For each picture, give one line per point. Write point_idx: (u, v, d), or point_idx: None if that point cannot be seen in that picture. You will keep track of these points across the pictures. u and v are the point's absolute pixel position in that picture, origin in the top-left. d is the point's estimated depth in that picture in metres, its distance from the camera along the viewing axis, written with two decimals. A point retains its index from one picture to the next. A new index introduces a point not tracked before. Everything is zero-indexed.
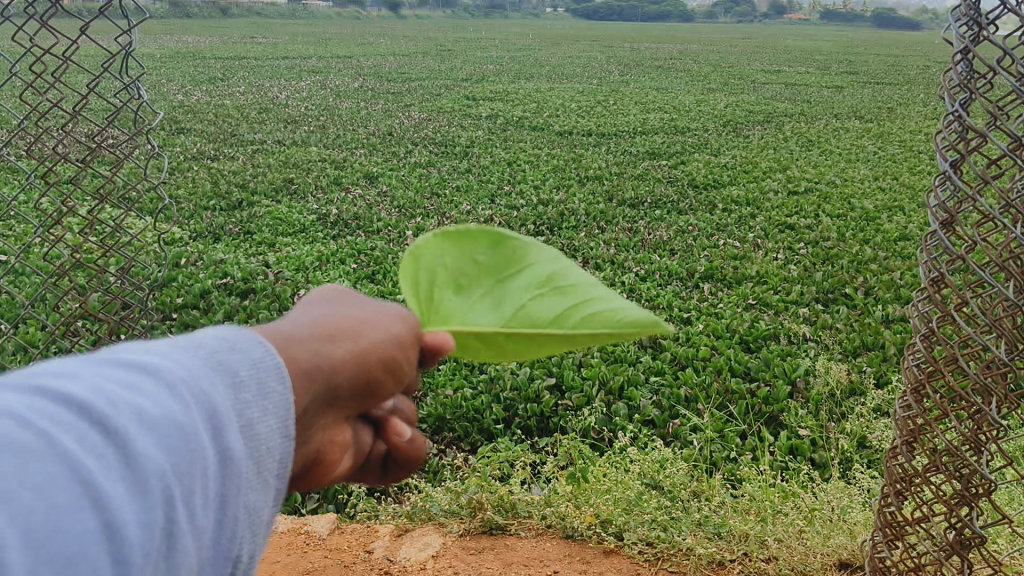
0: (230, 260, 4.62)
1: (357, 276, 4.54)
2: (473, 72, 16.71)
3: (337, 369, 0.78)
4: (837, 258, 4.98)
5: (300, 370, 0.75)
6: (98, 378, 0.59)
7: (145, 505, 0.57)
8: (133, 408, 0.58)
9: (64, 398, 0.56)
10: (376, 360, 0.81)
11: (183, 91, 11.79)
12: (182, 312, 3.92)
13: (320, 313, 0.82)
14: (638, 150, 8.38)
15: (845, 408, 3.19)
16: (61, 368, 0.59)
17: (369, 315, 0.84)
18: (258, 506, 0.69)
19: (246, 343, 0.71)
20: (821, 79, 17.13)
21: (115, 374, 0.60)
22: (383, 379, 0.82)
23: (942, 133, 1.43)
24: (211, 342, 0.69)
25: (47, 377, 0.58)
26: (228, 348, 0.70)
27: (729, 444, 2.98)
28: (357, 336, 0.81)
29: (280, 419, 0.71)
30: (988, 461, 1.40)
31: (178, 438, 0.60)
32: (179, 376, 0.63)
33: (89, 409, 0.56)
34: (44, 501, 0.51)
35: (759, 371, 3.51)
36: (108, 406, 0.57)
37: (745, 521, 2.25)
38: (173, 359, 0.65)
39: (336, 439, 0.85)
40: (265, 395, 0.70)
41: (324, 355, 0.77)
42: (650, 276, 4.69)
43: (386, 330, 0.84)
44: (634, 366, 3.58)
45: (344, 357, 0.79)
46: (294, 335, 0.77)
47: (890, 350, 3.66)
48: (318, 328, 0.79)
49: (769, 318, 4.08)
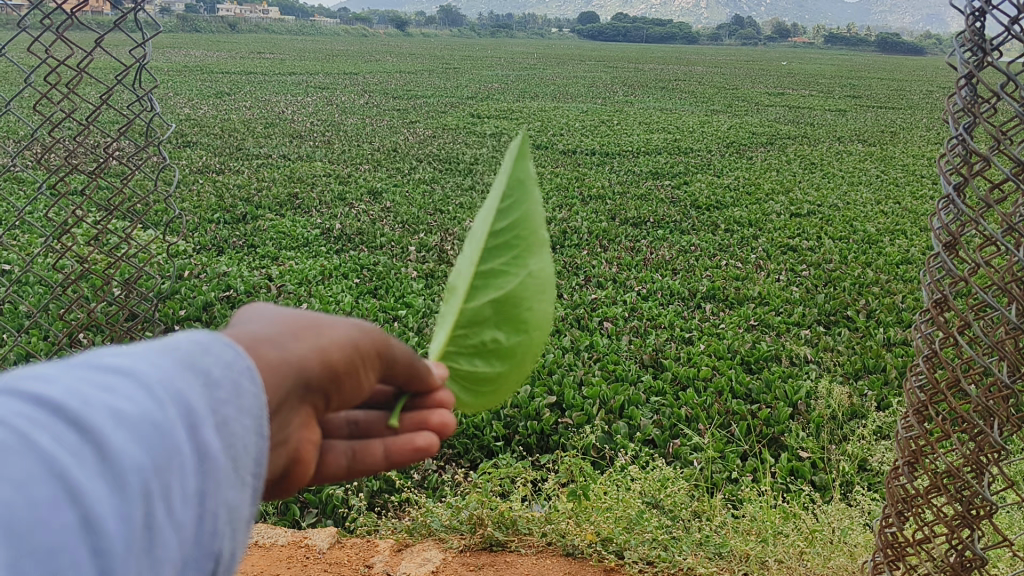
0: (234, 273, 4.64)
1: (360, 290, 4.56)
2: (478, 90, 16.77)
3: (305, 363, 0.71)
4: (839, 280, 5.00)
5: (269, 367, 0.68)
6: (73, 378, 0.53)
7: (124, 501, 0.52)
8: (109, 407, 0.53)
9: (37, 399, 0.50)
10: (337, 356, 0.75)
11: (191, 104, 11.87)
12: (185, 324, 3.94)
13: (278, 312, 0.76)
14: (641, 170, 8.41)
15: (845, 431, 3.19)
16: (33, 372, 0.53)
17: (325, 316, 0.78)
18: (237, 506, 0.62)
19: (217, 346, 0.64)
20: (822, 103, 17.21)
21: (88, 374, 0.54)
22: (345, 377, 0.76)
23: (947, 156, 1.44)
24: (182, 343, 0.62)
25: (18, 380, 0.52)
26: (201, 350, 0.63)
27: (730, 464, 2.98)
28: (317, 332, 0.74)
29: (254, 417, 0.65)
30: (990, 483, 1.39)
31: (158, 436, 0.55)
32: (154, 375, 0.57)
33: (62, 407, 0.51)
34: (24, 498, 0.46)
35: (760, 393, 3.50)
36: (82, 405, 0.51)
37: (746, 541, 2.25)
38: (147, 358, 0.58)
39: (310, 437, 0.78)
40: (240, 395, 0.64)
41: (287, 350, 0.71)
42: (651, 295, 4.71)
43: (344, 326, 0.78)
44: (634, 385, 3.58)
45: (308, 351, 0.72)
46: (260, 332, 0.70)
47: (891, 373, 3.66)
48: (278, 326, 0.72)
49: (770, 339, 4.08)
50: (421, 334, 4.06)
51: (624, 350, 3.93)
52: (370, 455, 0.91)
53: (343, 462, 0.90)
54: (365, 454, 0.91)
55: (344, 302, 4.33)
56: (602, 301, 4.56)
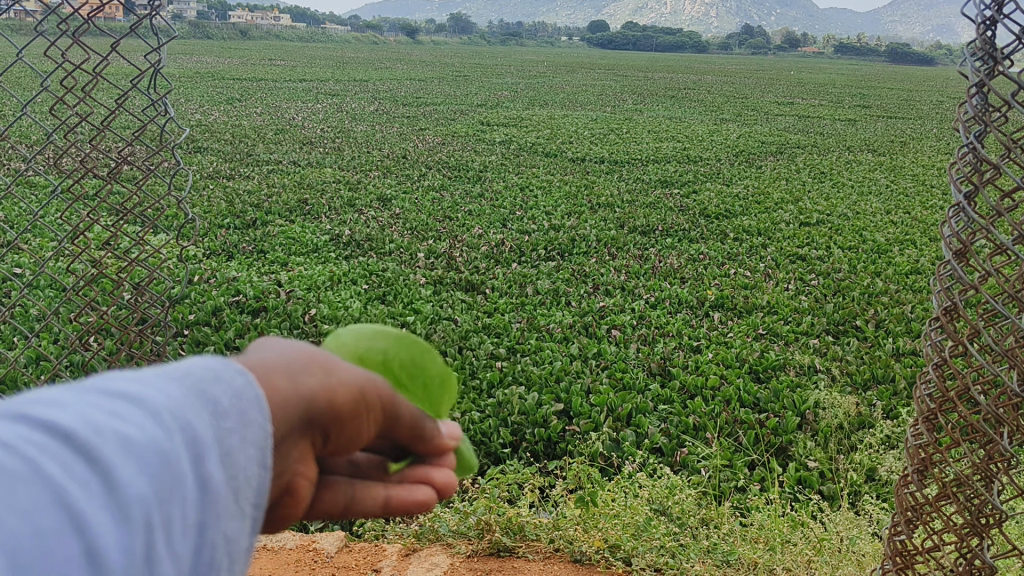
0: (243, 278, 4.66)
1: (369, 296, 4.58)
2: (488, 98, 16.79)
3: (313, 403, 0.68)
4: (848, 290, 4.99)
5: (276, 400, 0.65)
6: (84, 404, 0.54)
7: (126, 532, 0.52)
8: (117, 434, 0.54)
9: (47, 425, 0.52)
10: (343, 398, 0.70)
11: (202, 111, 11.92)
12: (194, 328, 3.97)
13: (292, 343, 0.72)
14: (650, 178, 8.42)
15: (853, 440, 3.19)
16: (46, 396, 0.54)
17: (338, 353, 0.73)
18: (239, 538, 0.61)
19: (230, 371, 0.63)
20: (832, 112, 17.18)
21: (99, 400, 0.55)
22: (347, 421, 0.71)
23: (958, 164, 1.44)
24: (193, 369, 0.62)
25: (31, 406, 0.53)
26: (214, 375, 0.62)
27: (738, 472, 2.97)
28: (330, 369, 0.70)
29: (260, 447, 0.62)
30: (1000, 491, 1.38)
31: (165, 466, 0.55)
32: (163, 399, 0.57)
33: (76, 434, 0.52)
34: (29, 525, 0.47)
35: (768, 402, 3.50)
36: (93, 433, 0.53)
37: (754, 549, 2.25)
38: (157, 382, 0.59)
39: (306, 473, 0.72)
40: (248, 424, 0.62)
41: (300, 384, 0.68)
42: (659, 303, 4.71)
43: (355, 368, 0.74)
44: (642, 393, 3.58)
45: (317, 388, 0.68)
46: (269, 361, 0.67)
47: (900, 384, 3.65)
48: (292, 357, 0.69)
49: (779, 348, 4.07)
50: (429, 340, 4.08)
51: (632, 358, 3.93)
52: (368, 498, 0.86)
53: (341, 502, 0.83)
54: (364, 499, 0.86)
55: (353, 309, 4.35)
56: (610, 309, 4.57)
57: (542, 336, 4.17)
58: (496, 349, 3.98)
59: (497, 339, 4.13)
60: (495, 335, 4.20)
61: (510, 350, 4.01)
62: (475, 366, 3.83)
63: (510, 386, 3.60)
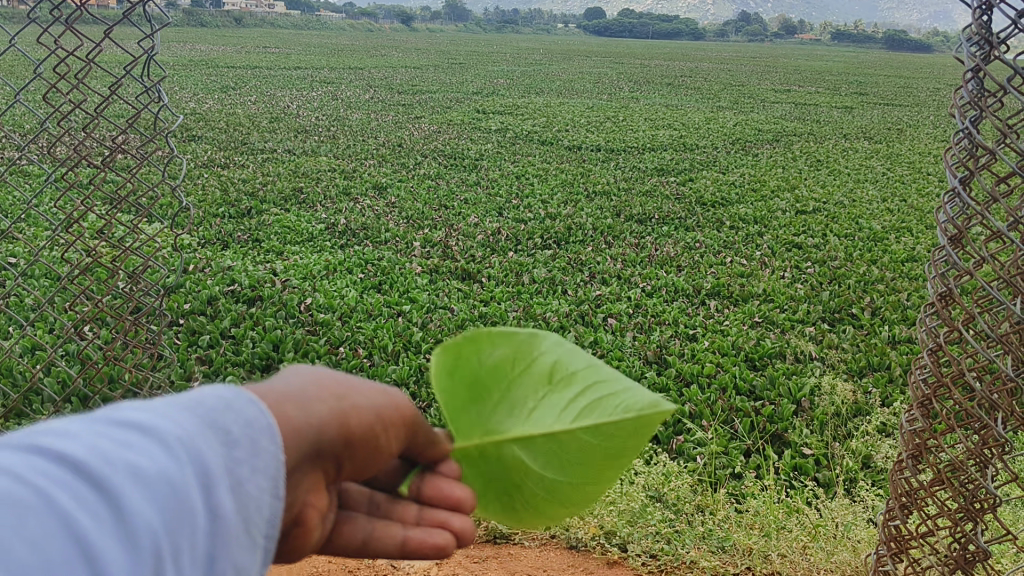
0: (238, 267, 4.64)
1: (364, 286, 4.57)
2: (483, 85, 16.71)
3: (323, 428, 0.76)
4: (844, 277, 4.99)
5: (290, 428, 0.73)
6: (95, 435, 0.58)
7: (135, 560, 0.55)
8: (127, 465, 0.57)
9: (60, 456, 0.55)
10: (358, 426, 0.80)
11: (196, 99, 11.86)
12: (190, 318, 3.96)
13: (312, 370, 0.81)
14: (647, 166, 8.39)
15: (848, 427, 3.19)
16: (61, 428, 0.58)
17: (355, 382, 0.83)
18: (248, 566, 0.64)
19: (241, 403, 0.68)
20: (829, 100, 17.13)
21: (110, 431, 0.59)
22: (358, 448, 0.81)
23: (954, 149, 1.43)
24: (206, 400, 0.66)
25: (46, 436, 0.57)
26: (224, 407, 0.67)
27: (734, 459, 2.98)
28: (340, 398, 0.79)
29: (271, 478, 0.68)
30: (994, 476, 1.38)
31: (172, 494, 0.59)
32: (174, 432, 0.61)
33: (86, 465, 0.55)
34: (38, 555, 0.50)
35: (764, 390, 3.50)
36: (102, 464, 0.56)
37: (749, 535, 2.26)
38: (170, 414, 0.63)
39: (316, 504, 0.81)
40: (259, 455, 0.67)
41: (312, 412, 0.75)
42: (656, 291, 4.71)
43: (369, 394, 0.83)
44: (638, 381, 3.59)
45: (328, 415, 0.77)
46: (289, 392, 0.75)
47: (896, 371, 3.66)
48: (311, 387, 0.77)
49: (775, 336, 4.07)
50: (425, 329, 4.07)
51: (629, 346, 3.93)
52: (386, 538, 0.95)
53: (358, 537, 0.93)
54: (382, 537, 0.95)
55: (349, 298, 4.34)
56: (606, 297, 4.56)
57: (539, 324, 4.17)
58: None
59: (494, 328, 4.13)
60: (491, 324, 4.20)
61: None
62: None
63: None
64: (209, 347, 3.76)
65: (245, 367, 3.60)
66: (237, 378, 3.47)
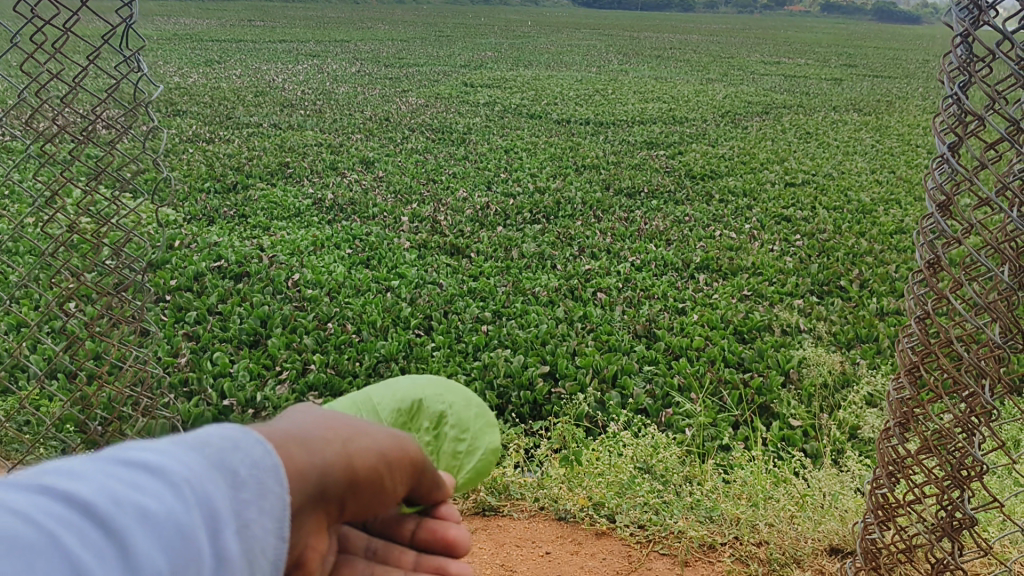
0: (225, 243, 4.61)
1: (352, 261, 4.54)
2: (472, 58, 16.59)
3: (328, 471, 0.75)
4: (833, 250, 4.99)
5: (296, 470, 0.71)
6: (105, 475, 0.56)
7: None
8: (136, 506, 0.56)
9: (67, 496, 0.54)
10: (361, 469, 0.79)
11: (181, 73, 11.73)
12: (176, 294, 3.93)
13: (315, 412, 0.81)
14: (636, 140, 8.36)
15: (837, 399, 3.20)
16: (65, 467, 0.57)
17: (359, 423, 0.83)
18: None
19: (248, 441, 0.67)
20: (818, 72, 17.10)
21: (118, 470, 0.58)
22: (362, 488, 0.80)
23: (943, 116, 1.42)
24: (212, 438, 0.65)
25: (50, 475, 0.56)
26: (230, 446, 0.66)
27: (722, 431, 2.99)
28: (344, 440, 0.79)
29: (276, 518, 0.66)
30: (982, 443, 1.38)
31: (181, 539, 0.57)
32: (182, 472, 0.60)
33: (97, 506, 0.54)
34: None
35: (752, 362, 3.51)
36: (112, 504, 0.55)
37: (737, 505, 2.27)
38: (176, 455, 0.61)
39: (315, 546, 0.77)
40: (264, 496, 0.66)
41: (319, 454, 0.74)
42: (645, 265, 4.70)
43: (374, 436, 0.83)
44: (627, 355, 3.59)
45: (334, 457, 0.76)
46: (295, 431, 0.74)
47: (883, 342, 3.67)
48: (315, 428, 0.77)
49: (763, 309, 4.07)
50: (414, 304, 4.06)
51: (618, 320, 3.93)
52: None
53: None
54: None
55: (336, 273, 4.32)
56: (595, 272, 4.55)
57: (528, 299, 4.16)
58: (482, 313, 3.96)
59: (482, 302, 4.12)
60: (480, 298, 4.18)
61: (495, 314, 3.99)
62: (461, 330, 3.81)
63: (495, 349, 3.60)
64: (195, 323, 3.74)
65: (233, 344, 3.58)
66: (225, 354, 3.46)
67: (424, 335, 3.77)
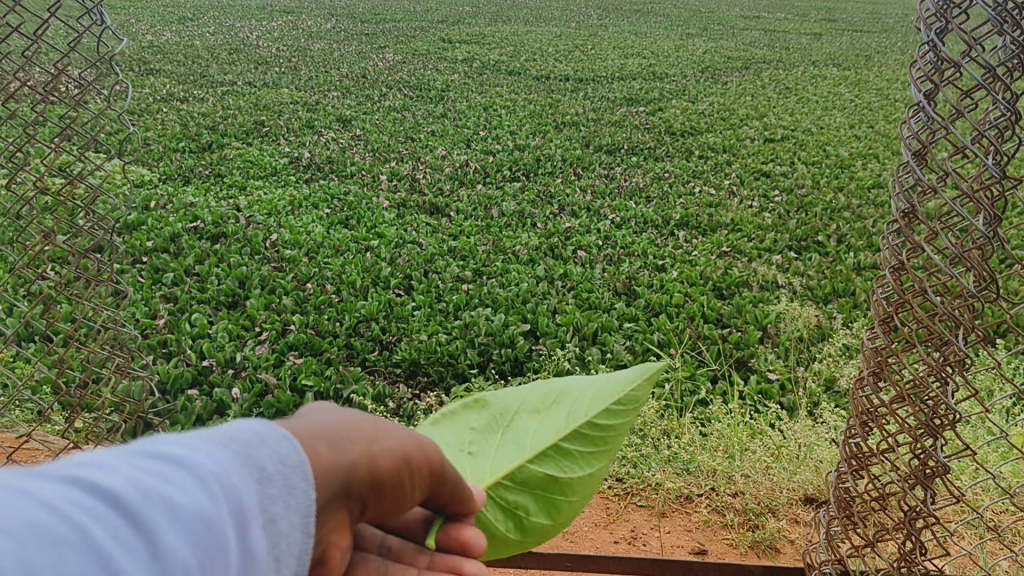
0: (201, 203, 4.55)
1: (331, 221, 4.50)
2: (449, 14, 16.36)
3: (356, 471, 0.62)
4: (811, 205, 5.00)
5: (321, 468, 0.59)
6: (131, 466, 0.49)
7: None
8: (164, 499, 0.48)
9: (91, 488, 0.46)
10: (390, 469, 0.65)
11: (152, 30, 11.50)
12: (152, 256, 3.89)
13: (336, 409, 0.67)
14: (615, 96, 8.31)
15: (814, 353, 3.23)
16: (84, 458, 0.49)
17: (384, 418, 0.68)
18: None
19: (276, 436, 0.57)
20: (798, 26, 17.00)
21: (141, 460, 0.50)
22: (388, 491, 0.65)
23: (919, 64, 1.41)
24: (240, 432, 0.56)
25: (69, 467, 0.48)
26: (259, 440, 0.56)
27: (701, 386, 3.01)
28: (372, 438, 0.64)
29: (308, 518, 0.56)
30: (954, 391, 1.39)
31: (210, 537, 0.49)
32: (213, 464, 0.51)
33: (125, 497, 0.47)
34: None
35: (731, 318, 3.52)
36: (138, 497, 0.47)
37: (714, 457, 2.30)
38: (205, 447, 0.52)
39: (340, 545, 0.62)
40: (298, 492, 0.56)
41: (344, 453, 0.61)
42: (625, 223, 4.69)
43: (400, 432, 0.68)
44: (607, 312, 3.59)
45: (360, 457, 0.62)
46: (317, 429, 0.62)
47: (860, 297, 3.69)
48: (337, 423, 0.63)
49: (742, 265, 4.09)
50: (394, 264, 4.04)
51: (598, 278, 3.93)
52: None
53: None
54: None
55: (315, 233, 4.28)
56: (575, 230, 4.54)
57: (508, 258, 4.15)
58: (462, 272, 3.95)
59: (462, 261, 4.10)
60: (460, 257, 4.17)
61: (476, 273, 3.98)
62: (441, 289, 3.80)
63: (476, 308, 3.59)
64: (173, 285, 3.70)
65: (211, 305, 3.55)
66: (203, 315, 3.42)
67: (404, 295, 3.75)
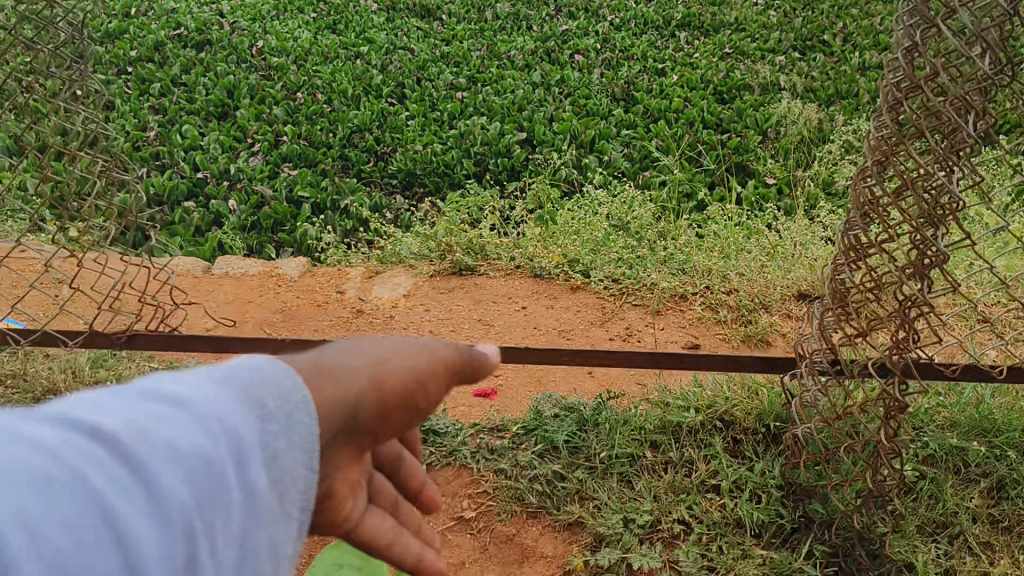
0: (182, 8, 4.35)
1: (318, 26, 4.32)
2: None
3: (367, 402, 0.53)
4: (819, 2, 4.78)
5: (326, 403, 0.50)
6: (121, 405, 0.42)
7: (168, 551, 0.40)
8: (160, 440, 0.42)
9: (69, 428, 0.40)
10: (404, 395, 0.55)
11: None
12: (136, 66, 3.76)
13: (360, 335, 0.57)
14: None
15: (813, 157, 3.19)
16: (72, 399, 0.43)
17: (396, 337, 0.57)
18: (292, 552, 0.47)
19: (278, 367, 0.49)
20: None
21: (131, 399, 0.43)
22: (404, 421, 0.56)
23: None
24: (242, 368, 0.48)
25: (51, 409, 0.42)
26: (262, 374, 0.48)
27: (698, 191, 3.00)
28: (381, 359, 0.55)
29: (311, 453, 0.48)
30: (959, 178, 1.38)
31: (207, 476, 0.42)
32: (209, 400, 0.45)
33: (111, 435, 0.40)
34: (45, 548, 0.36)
35: (731, 123, 3.46)
36: (132, 437, 0.41)
37: (709, 257, 2.33)
38: (202, 384, 0.46)
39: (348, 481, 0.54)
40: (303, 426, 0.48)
41: (352, 381, 0.52)
42: (625, 24, 4.50)
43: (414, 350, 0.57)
44: (606, 119, 3.52)
45: (372, 382, 0.53)
46: (322, 359, 0.52)
47: (863, 99, 3.61)
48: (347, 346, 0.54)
49: (745, 67, 3.96)
50: (386, 71, 3.91)
51: (596, 83, 3.82)
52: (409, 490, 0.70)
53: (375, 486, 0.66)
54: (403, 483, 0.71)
55: (303, 40, 4.12)
56: (573, 32, 4.37)
57: (503, 63, 4.02)
58: (456, 79, 3.84)
59: (456, 68, 3.97)
60: (453, 63, 4.03)
61: (470, 80, 3.87)
62: (435, 98, 3.70)
63: (471, 116, 3.51)
64: (160, 96, 3.60)
65: (201, 117, 3.47)
66: (194, 126, 3.35)
67: (398, 104, 3.66)
